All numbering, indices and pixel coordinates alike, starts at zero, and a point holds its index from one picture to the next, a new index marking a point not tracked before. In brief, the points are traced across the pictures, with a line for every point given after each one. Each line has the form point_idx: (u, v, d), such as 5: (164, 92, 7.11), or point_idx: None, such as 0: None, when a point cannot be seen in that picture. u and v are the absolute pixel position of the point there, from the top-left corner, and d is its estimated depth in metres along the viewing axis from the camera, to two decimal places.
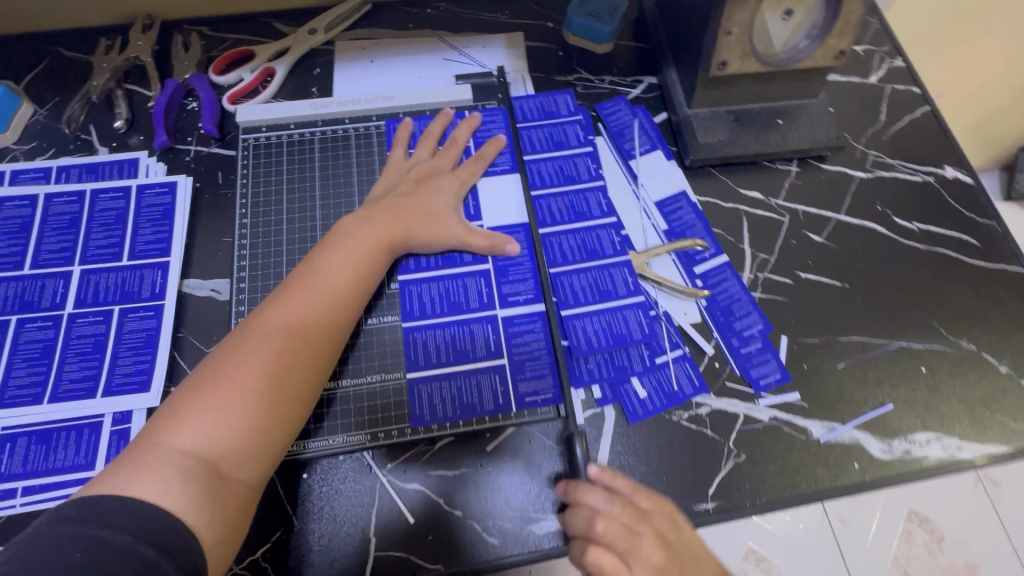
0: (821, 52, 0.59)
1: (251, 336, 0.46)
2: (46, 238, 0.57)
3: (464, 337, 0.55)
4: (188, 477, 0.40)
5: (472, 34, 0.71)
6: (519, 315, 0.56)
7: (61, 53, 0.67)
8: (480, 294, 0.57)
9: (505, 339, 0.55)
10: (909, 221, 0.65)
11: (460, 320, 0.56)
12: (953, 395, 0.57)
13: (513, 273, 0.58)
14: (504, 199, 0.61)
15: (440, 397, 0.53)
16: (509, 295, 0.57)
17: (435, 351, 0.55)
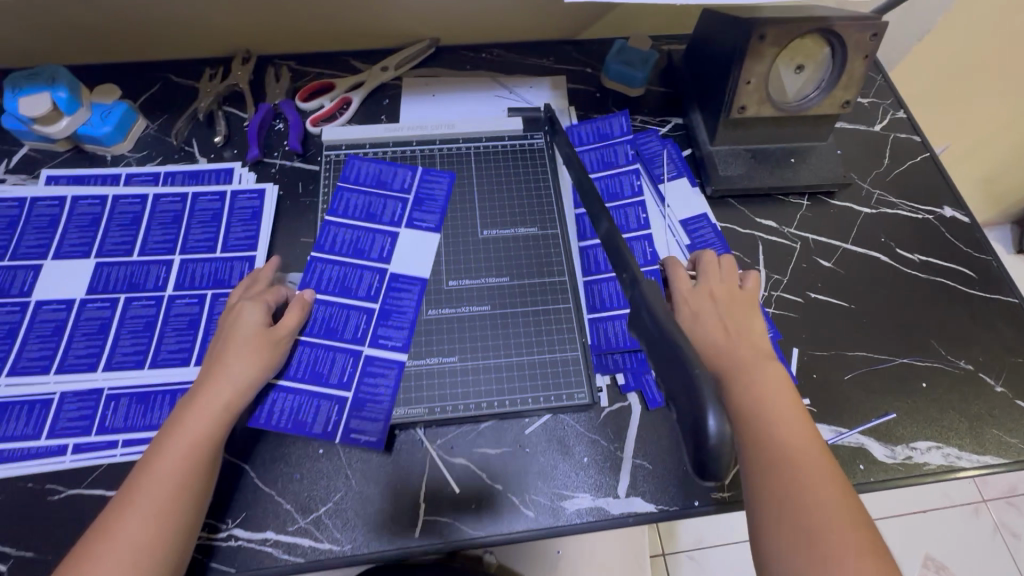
0: (830, 101, 0.68)
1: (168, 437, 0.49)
2: (152, 231, 0.66)
3: (325, 362, 0.59)
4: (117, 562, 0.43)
5: (521, 76, 0.82)
6: (381, 357, 0.59)
7: (171, 78, 0.79)
8: (355, 329, 0.61)
9: (358, 376, 0.58)
10: (910, 252, 0.72)
11: (346, 302, 0.62)
12: (952, 410, 0.62)
13: (393, 319, 0.61)
14: (418, 247, 0.65)
15: (302, 363, 0.58)
16: (380, 338, 0.60)
17: (312, 324, 0.60)
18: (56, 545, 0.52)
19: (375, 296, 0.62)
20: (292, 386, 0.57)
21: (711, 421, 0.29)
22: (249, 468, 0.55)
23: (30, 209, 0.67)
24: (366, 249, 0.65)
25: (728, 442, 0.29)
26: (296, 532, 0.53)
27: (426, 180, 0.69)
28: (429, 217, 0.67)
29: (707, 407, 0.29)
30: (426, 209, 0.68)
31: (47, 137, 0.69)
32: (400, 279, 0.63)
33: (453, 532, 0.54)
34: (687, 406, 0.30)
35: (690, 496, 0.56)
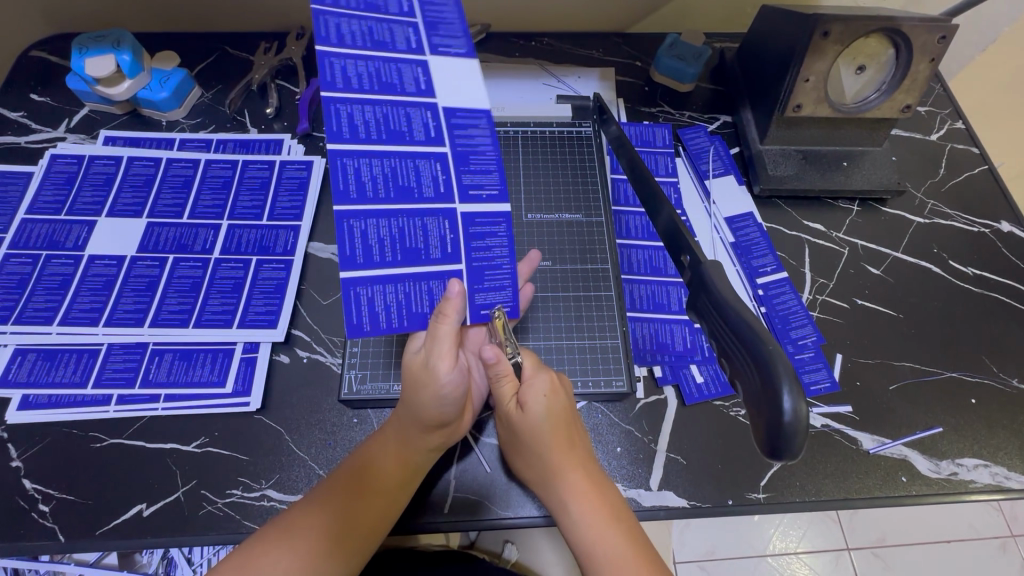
0: (889, 105, 0.66)
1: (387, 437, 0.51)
2: (202, 196, 0.68)
3: (415, 232, 0.47)
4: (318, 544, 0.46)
5: (571, 66, 0.82)
6: (481, 211, 0.49)
7: (226, 50, 0.80)
8: (360, 172, 0.45)
9: (464, 243, 0.48)
10: (964, 266, 0.69)
11: (412, 208, 0.47)
12: (1001, 428, 0.60)
13: (402, 177, 0.46)
14: (456, 78, 0.48)
15: (383, 302, 0.47)
16: (469, 188, 0.48)
17: (371, 184, 0.45)
18: (95, 490, 0.53)
19: (438, 137, 0.47)
20: (374, 277, 0.46)
21: (786, 402, 0.32)
22: (285, 432, 0.56)
23: (87, 167, 0.69)
24: (396, 80, 0.46)
25: (803, 418, 0.32)
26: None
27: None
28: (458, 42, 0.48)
29: (783, 389, 0.32)
30: (444, 32, 0.48)
31: (108, 99, 0.71)
32: (460, 111, 0.48)
33: (483, 511, 0.54)
34: (765, 389, 0.33)
35: (724, 494, 0.55)
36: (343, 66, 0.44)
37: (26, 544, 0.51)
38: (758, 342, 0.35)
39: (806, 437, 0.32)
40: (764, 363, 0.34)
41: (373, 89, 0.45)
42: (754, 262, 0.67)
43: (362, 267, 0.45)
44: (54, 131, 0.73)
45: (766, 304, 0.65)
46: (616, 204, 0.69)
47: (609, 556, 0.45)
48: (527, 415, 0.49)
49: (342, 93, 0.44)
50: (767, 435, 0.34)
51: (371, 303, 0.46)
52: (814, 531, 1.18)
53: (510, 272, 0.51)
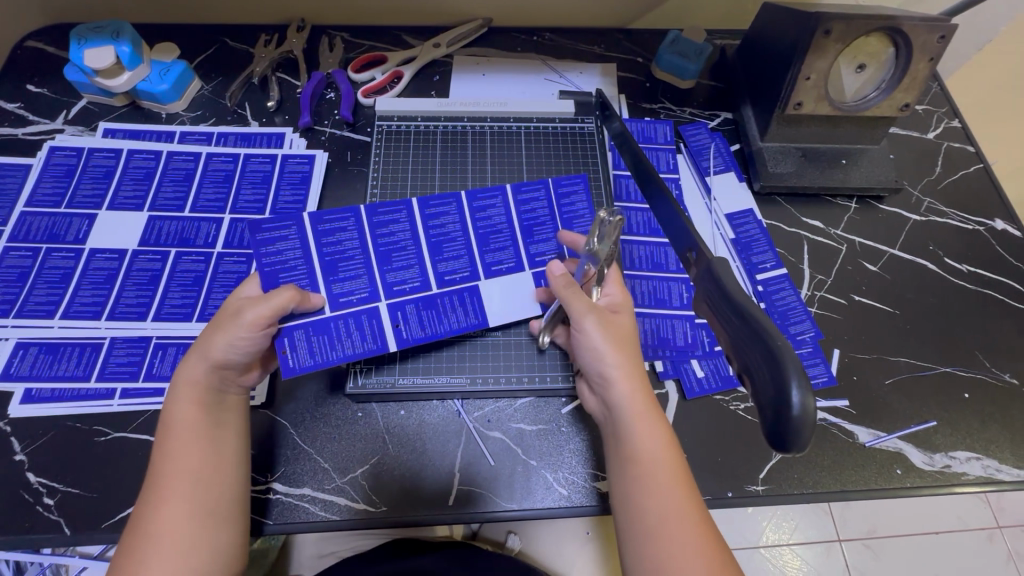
0: (888, 103, 0.67)
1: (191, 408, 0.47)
2: (204, 189, 0.67)
3: (349, 268, 0.56)
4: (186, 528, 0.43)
5: (573, 61, 0.82)
6: (376, 328, 0.55)
7: (226, 42, 0.79)
8: (399, 224, 0.58)
9: (343, 310, 0.54)
10: (960, 263, 0.70)
11: (368, 263, 0.57)
12: (993, 422, 0.61)
13: (394, 258, 0.58)
14: (511, 287, 0.60)
15: (290, 258, 0.54)
16: (395, 312, 0.56)
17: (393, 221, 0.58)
18: (100, 484, 0.53)
19: (444, 283, 0.59)
20: (310, 243, 0.54)
21: (795, 395, 0.32)
22: (290, 426, 0.56)
23: (86, 159, 0.68)
24: (489, 237, 0.61)
25: (810, 413, 0.33)
26: (331, 491, 0.54)
27: (563, 197, 0.64)
28: (553, 290, 0.61)
29: (791, 382, 0.33)
30: (558, 262, 0.62)
31: (107, 91, 0.71)
32: (470, 294, 0.59)
33: (485, 504, 0.54)
34: (774, 383, 0.34)
35: (724, 487, 0.56)
36: (490, 203, 0.62)
37: (31, 537, 0.51)
38: (766, 334, 0.35)
39: (813, 430, 0.32)
40: (774, 356, 0.34)
41: (476, 230, 0.61)
42: (754, 258, 0.68)
43: (313, 228, 0.55)
44: (52, 122, 0.72)
45: (765, 300, 0.66)
46: (619, 200, 0.70)
47: (660, 455, 0.46)
48: (618, 318, 0.52)
49: (466, 206, 0.61)
50: (773, 428, 0.34)
51: (277, 248, 0.53)
52: (807, 522, 1.20)
53: (323, 358, 0.52)
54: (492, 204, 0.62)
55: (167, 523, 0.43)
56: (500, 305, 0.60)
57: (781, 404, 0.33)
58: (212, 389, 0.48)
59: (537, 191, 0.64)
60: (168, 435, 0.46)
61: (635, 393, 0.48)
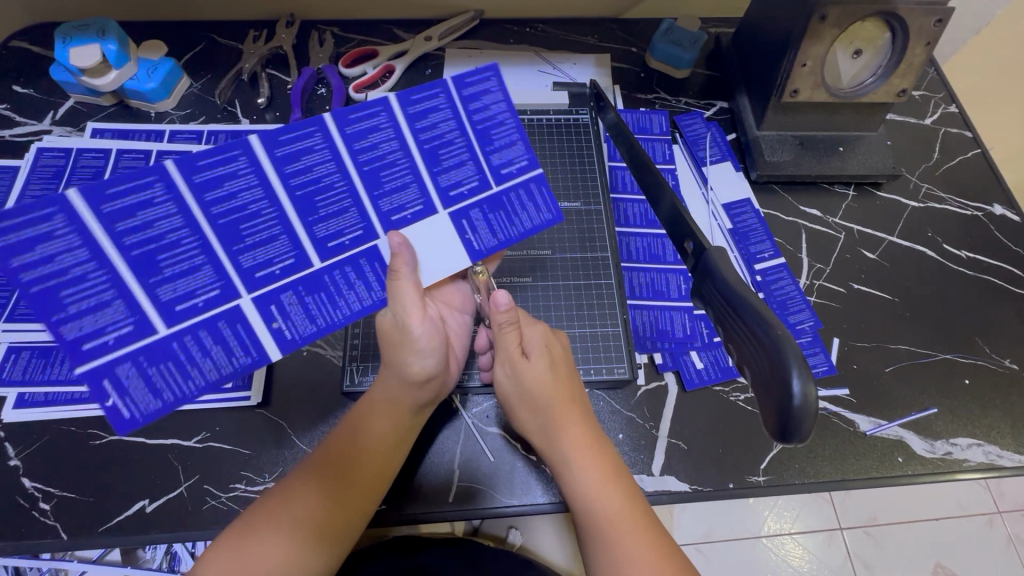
0: (885, 89, 0.67)
1: (358, 424, 0.49)
2: None
3: (179, 260, 0.42)
4: (289, 539, 0.44)
5: (566, 52, 0.81)
6: (240, 326, 0.46)
7: (214, 39, 0.78)
8: (230, 177, 0.42)
9: (195, 315, 0.44)
10: (958, 249, 0.70)
11: (218, 245, 0.43)
12: (994, 408, 0.61)
13: (243, 232, 0.44)
14: (439, 244, 0.51)
15: (55, 259, 0.38)
16: (274, 305, 0.47)
17: (224, 165, 0.42)
18: (96, 488, 0.53)
19: (329, 252, 0.47)
20: (97, 232, 0.39)
21: (796, 384, 0.32)
22: (286, 425, 0.56)
23: (75, 159, 0.67)
24: (384, 168, 0.47)
25: (812, 401, 0.32)
26: None
27: (471, 103, 0.49)
28: (483, 236, 0.53)
29: (792, 371, 0.33)
30: (494, 219, 0.53)
31: (94, 90, 0.70)
32: (361, 258, 0.49)
33: (486, 500, 0.54)
34: (776, 373, 0.33)
35: (725, 478, 0.56)
36: (374, 125, 0.46)
37: (27, 542, 0.50)
38: (765, 323, 0.35)
39: (815, 419, 0.32)
40: (772, 344, 0.34)
41: (362, 166, 0.47)
42: (752, 248, 0.68)
43: (97, 218, 0.38)
44: (39, 123, 0.71)
45: (764, 290, 0.66)
46: (614, 191, 0.69)
47: (599, 502, 0.46)
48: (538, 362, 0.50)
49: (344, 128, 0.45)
50: (780, 418, 0.34)
51: (46, 261, 0.38)
52: (808, 511, 1.21)
53: (177, 395, 0.45)
54: (375, 127, 0.46)
55: (278, 530, 0.44)
56: (437, 267, 0.52)
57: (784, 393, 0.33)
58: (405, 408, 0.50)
59: (435, 97, 0.48)
60: (330, 441, 0.49)
61: (566, 437, 0.49)
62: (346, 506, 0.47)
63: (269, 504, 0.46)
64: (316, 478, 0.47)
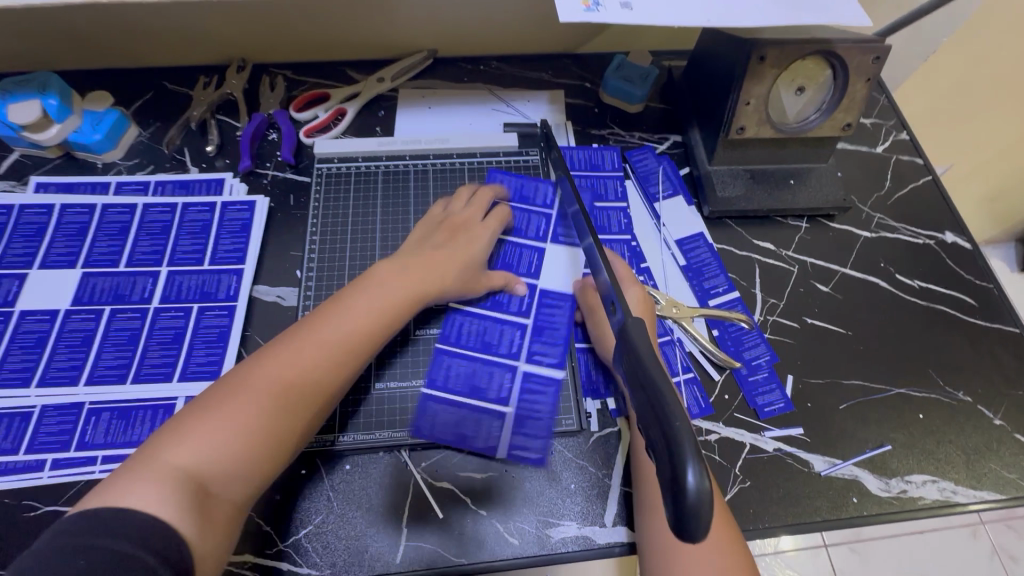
0: (830, 123, 0.67)
1: (318, 332, 0.52)
2: (139, 242, 0.66)
3: (494, 332, 0.62)
4: (233, 425, 0.45)
5: (520, 89, 0.81)
6: (538, 372, 0.60)
7: (166, 86, 0.78)
8: (489, 434, 0.57)
9: (517, 390, 0.59)
10: (911, 278, 0.70)
11: (496, 317, 0.63)
12: (948, 442, 0.60)
13: (528, 425, 0.58)
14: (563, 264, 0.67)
15: (446, 419, 0.58)
16: (537, 352, 0.61)
17: (440, 427, 0.57)
18: None
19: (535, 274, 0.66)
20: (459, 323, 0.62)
21: (689, 472, 0.31)
22: None
23: (17, 216, 0.66)
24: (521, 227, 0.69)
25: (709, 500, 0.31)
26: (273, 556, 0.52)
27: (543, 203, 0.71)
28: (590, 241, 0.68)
29: (688, 462, 0.32)
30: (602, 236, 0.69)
31: (37, 144, 0.69)
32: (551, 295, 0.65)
33: (434, 560, 0.53)
34: (671, 461, 0.33)
35: None
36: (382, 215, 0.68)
37: None
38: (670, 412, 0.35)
39: (710, 513, 0.31)
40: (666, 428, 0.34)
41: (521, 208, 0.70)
42: (706, 284, 0.68)
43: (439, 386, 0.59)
44: None
45: (718, 326, 0.65)
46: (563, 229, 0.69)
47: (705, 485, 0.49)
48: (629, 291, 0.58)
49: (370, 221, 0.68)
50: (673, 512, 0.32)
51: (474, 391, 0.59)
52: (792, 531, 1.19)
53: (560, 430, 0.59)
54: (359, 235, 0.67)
55: (225, 411, 0.45)
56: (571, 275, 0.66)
57: (678, 483, 0.32)
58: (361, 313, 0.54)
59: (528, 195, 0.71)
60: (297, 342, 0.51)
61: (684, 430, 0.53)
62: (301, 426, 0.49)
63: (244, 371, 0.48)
64: (268, 368, 0.48)
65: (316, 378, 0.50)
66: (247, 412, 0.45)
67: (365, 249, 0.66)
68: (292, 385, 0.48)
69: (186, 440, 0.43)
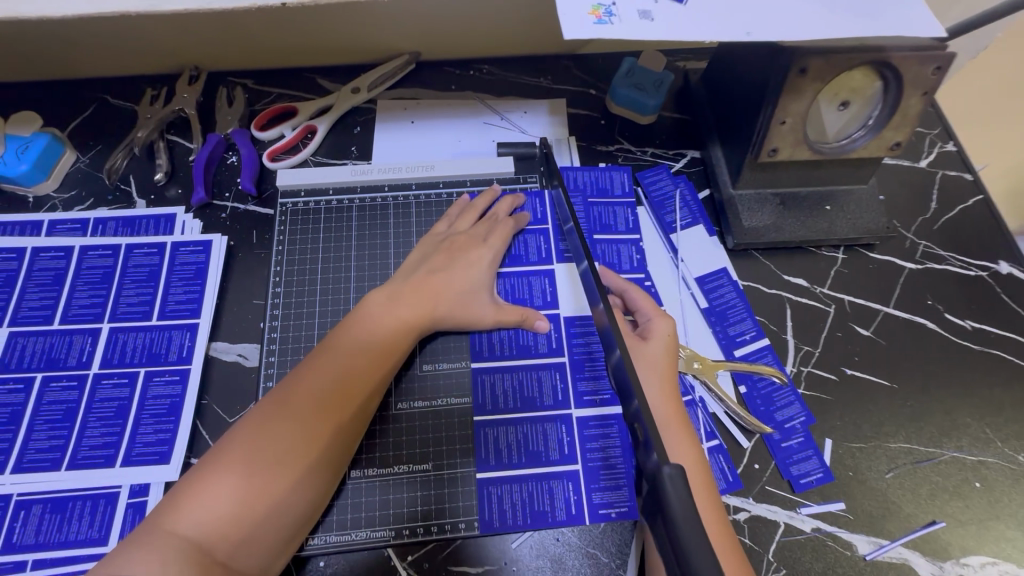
0: (877, 143, 0.58)
1: (314, 371, 0.47)
2: (77, 293, 0.57)
3: (532, 382, 0.55)
4: (225, 489, 0.41)
5: (516, 99, 0.71)
6: (595, 415, 0.54)
7: (108, 100, 0.68)
8: (568, 503, 0.51)
9: (579, 444, 0.53)
10: (962, 318, 0.62)
11: (530, 364, 0.56)
12: (1010, 515, 0.53)
13: (605, 477, 0.52)
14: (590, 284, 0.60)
15: (509, 502, 0.51)
16: (582, 394, 0.55)
17: (511, 509, 0.50)
18: None
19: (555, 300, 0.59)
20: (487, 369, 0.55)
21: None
22: None
23: None
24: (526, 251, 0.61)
25: None
26: None
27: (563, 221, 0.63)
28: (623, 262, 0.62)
29: None
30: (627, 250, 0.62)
31: None
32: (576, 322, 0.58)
33: None
34: None
35: None
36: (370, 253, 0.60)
37: None
38: None
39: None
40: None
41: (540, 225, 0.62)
42: (731, 330, 0.59)
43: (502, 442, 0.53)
44: None
45: (745, 382, 0.57)
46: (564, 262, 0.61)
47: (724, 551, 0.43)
48: (648, 347, 0.52)
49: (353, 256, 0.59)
50: None
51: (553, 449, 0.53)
52: None
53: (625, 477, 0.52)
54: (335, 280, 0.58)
55: (215, 476, 0.42)
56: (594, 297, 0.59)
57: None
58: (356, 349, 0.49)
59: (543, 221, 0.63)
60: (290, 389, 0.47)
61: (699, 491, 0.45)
62: (317, 478, 0.46)
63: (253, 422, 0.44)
64: (264, 421, 0.45)
65: (308, 424, 0.45)
66: (258, 475, 0.42)
67: (338, 298, 0.57)
68: (303, 438, 0.45)
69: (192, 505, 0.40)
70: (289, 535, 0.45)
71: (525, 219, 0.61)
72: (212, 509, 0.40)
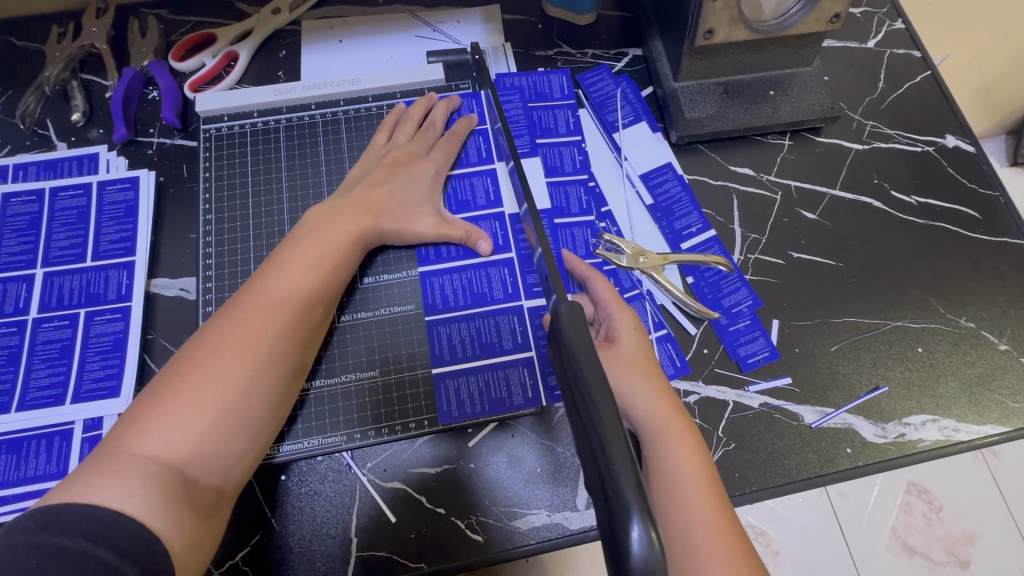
0: (815, 16, 0.55)
1: (263, 290, 0.46)
2: (5, 241, 0.55)
3: (481, 280, 0.55)
4: (188, 411, 0.40)
5: (447, 8, 0.68)
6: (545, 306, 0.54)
7: (12, 42, 0.64)
8: (525, 388, 0.52)
9: (532, 333, 0.53)
10: (907, 194, 0.62)
11: (477, 264, 0.55)
12: (950, 376, 0.55)
13: None
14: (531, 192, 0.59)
15: (468, 392, 0.51)
16: (533, 287, 0.55)
17: (470, 401, 0.51)
18: None
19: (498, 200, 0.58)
20: (436, 270, 0.55)
21: (633, 534, 0.26)
22: None
23: None
24: (465, 155, 0.59)
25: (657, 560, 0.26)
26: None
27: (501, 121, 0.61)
28: (566, 162, 0.60)
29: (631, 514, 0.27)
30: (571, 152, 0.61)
31: None
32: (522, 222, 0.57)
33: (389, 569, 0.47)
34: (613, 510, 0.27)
35: None
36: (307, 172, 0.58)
37: None
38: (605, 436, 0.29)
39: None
40: (607, 485, 0.28)
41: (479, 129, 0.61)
42: (676, 223, 0.59)
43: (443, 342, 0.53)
44: None
45: (691, 272, 0.57)
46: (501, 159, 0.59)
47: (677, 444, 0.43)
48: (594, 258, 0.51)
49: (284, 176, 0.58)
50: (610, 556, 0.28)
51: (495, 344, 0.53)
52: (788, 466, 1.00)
53: None
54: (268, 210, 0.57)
55: (175, 399, 0.40)
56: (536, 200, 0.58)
57: (620, 548, 0.27)
58: (306, 265, 0.48)
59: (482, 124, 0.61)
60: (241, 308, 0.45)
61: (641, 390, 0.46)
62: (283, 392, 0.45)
63: (203, 341, 0.43)
64: (216, 340, 0.43)
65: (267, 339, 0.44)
66: (218, 390, 0.41)
67: (272, 221, 0.56)
68: (261, 355, 0.44)
69: (153, 425, 0.39)
70: (260, 449, 0.45)
71: (469, 122, 0.59)
72: (175, 426, 0.39)
